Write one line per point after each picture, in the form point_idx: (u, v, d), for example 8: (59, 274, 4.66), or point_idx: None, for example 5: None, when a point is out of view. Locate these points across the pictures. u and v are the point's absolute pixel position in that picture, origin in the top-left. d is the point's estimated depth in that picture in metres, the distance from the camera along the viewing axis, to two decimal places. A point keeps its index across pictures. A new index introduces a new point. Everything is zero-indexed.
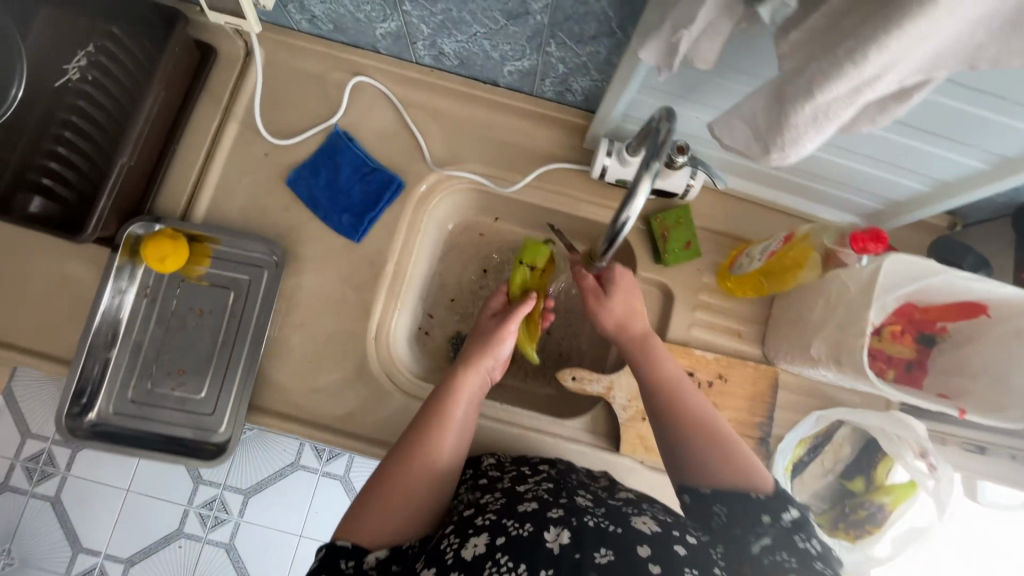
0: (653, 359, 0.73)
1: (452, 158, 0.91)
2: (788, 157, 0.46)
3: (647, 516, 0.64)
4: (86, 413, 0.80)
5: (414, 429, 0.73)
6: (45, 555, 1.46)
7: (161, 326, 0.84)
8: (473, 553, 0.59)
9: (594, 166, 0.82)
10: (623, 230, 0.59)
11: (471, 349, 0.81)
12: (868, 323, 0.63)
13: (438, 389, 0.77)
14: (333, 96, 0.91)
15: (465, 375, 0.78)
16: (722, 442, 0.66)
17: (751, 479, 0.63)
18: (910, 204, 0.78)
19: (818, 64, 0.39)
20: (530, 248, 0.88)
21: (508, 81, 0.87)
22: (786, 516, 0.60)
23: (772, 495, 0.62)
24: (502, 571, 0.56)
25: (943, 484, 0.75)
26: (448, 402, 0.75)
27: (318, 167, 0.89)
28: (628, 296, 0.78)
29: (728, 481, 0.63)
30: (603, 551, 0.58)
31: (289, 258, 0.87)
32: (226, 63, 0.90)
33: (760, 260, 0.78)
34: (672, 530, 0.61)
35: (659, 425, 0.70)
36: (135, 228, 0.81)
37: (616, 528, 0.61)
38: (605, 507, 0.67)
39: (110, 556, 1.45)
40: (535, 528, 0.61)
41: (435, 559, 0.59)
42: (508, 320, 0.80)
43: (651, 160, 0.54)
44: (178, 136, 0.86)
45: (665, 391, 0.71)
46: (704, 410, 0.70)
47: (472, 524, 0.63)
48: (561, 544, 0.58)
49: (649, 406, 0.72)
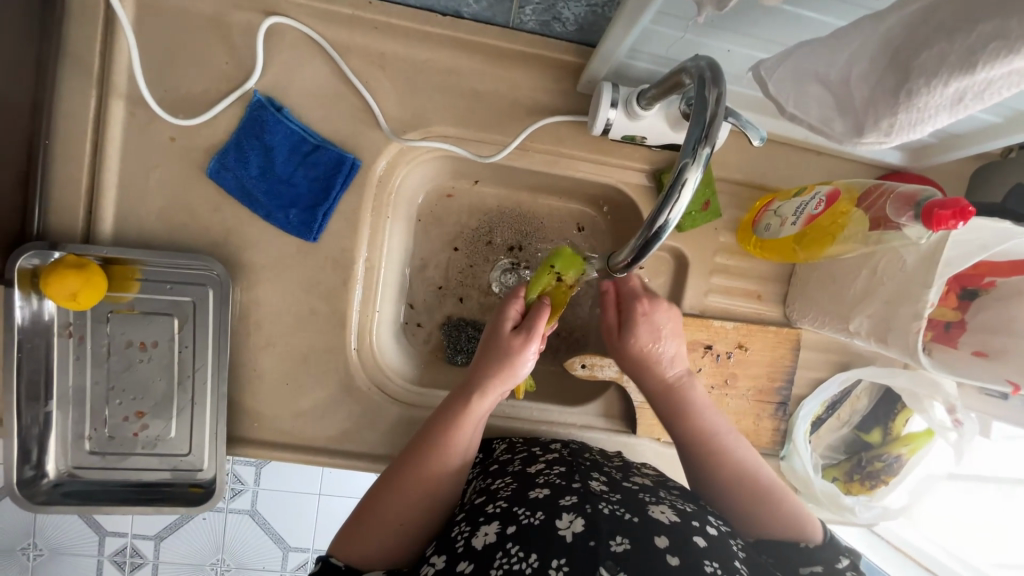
0: (690, 409, 0.68)
1: (414, 120, 0.72)
2: (889, 141, 0.37)
3: (666, 505, 0.57)
4: (42, 476, 0.72)
5: (416, 450, 0.61)
6: (66, 544, 1.16)
7: (98, 370, 0.71)
8: (484, 542, 0.53)
9: (595, 122, 0.65)
10: (660, 237, 0.46)
11: (488, 365, 0.65)
12: (925, 304, 0.58)
13: (445, 404, 0.64)
14: (243, 48, 0.69)
15: (480, 395, 0.64)
16: (764, 490, 0.63)
17: (797, 528, 0.61)
18: (967, 138, 0.65)
19: (997, 20, 0.28)
20: (565, 258, 0.69)
21: (474, 10, 0.67)
22: (840, 564, 0.58)
23: (823, 544, 0.60)
24: (512, 561, 0.49)
25: (967, 436, 0.72)
26: (455, 423, 0.62)
27: (243, 149, 0.69)
28: (660, 338, 0.70)
29: (770, 530, 0.61)
30: (618, 539, 0.51)
31: (235, 270, 0.72)
32: (82, 13, 0.65)
33: (795, 224, 0.66)
34: (692, 520, 0.56)
35: (694, 471, 0.67)
36: (27, 259, 0.65)
37: (633, 517, 0.54)
38: (620, 491, 0.60)
39: (137, 535, 1.17)
40: (546, 516, 0.53)
41: (446, 548, 0.55)
42: (533, 336, 0.65)
43: (698, 144, 0.43)
44: (47, 128, 0.65)
45: (704, 437, 0.67)
46: (743, 458, 0.65)
47: (483, 512, 0.57)
48: (574, 531, 0.51)
49: (684, 452, 0.68)
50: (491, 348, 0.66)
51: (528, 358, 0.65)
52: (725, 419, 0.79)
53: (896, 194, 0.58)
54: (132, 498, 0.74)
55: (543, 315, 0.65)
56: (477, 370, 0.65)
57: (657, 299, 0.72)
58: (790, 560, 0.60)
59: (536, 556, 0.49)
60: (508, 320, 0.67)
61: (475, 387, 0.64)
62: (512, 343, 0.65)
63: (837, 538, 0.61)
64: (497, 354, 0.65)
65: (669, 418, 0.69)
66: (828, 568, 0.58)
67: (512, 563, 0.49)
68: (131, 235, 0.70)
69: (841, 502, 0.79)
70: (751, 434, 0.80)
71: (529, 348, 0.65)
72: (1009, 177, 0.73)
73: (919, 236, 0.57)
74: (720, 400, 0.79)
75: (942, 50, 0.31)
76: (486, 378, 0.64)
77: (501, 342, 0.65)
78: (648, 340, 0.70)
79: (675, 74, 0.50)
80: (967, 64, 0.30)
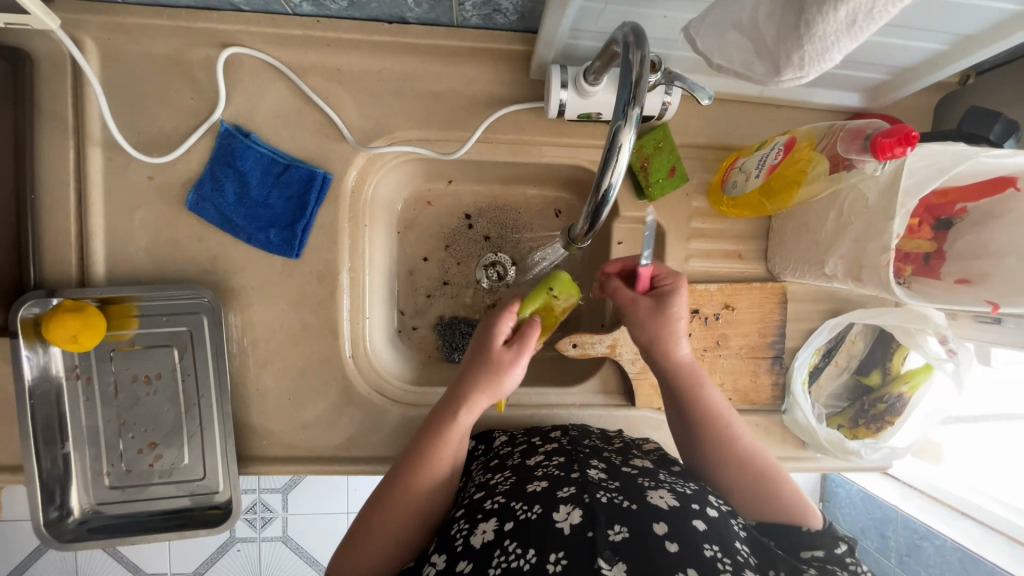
0: (700, 387, 0.68)
1: (377, 129, 0.74)
2: (805, 76, 0.38)
3: (665, 490, 0.58)
4: (67, 515, 0.74)
5: (406, 467, 0.61)
6: None
7: (109, 407, 0.74)
8: (482, 540, 0.53)
9: (549, 105, 0.67)
10: (608, 199, 0.49)
11: (473, 379, 0.62)
12: (891, 235, 0.57)
13: (431, 420, 0.63)
14: (205, 82, 0.71)
15: (466, 409, 0.62)
16: (775, 475, 0.64)
17: (798, 514, 0.62)
18: (920, 68, 0.66)
19: None
20: (562, 281, 0.71)
21: (417, 14, 0.69)
22: (839, 550, 0.58)
23: (824, 530, 0.60)
24: (510, 557, 0.50)
25: (964, 364, 0.72)
26: (443, 439, 0.61)
27: (218, 178, 0.72)
28: (676, 327, 0.67)
29: (778, 512, 0.63)
30: (616, 528, 0.52)
31: (226, 294, 0.74)
32: (49, 70, 0.68)
33: (758, 177, 0.68)
34: (692, 503, 0.56)
35: (700, 445, 0.67)
36: (28, 309, 0.68)
37: (632, 504, 0.54)
38: (620, 479, 0.60)
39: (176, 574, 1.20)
40: (544, 510, 0.54)
41: (445, 546, 0.55)
42: (518, 352, 0.62)
43: (627, 106, 0.44)
44: (31, 185, 0.68)
45: (713, 423, 0.66)
46: (749, 442, 0.66)
47: (482, 508, 0.57)
48: (571, 523, 0.52)
49: (691, 426, 0.68)
50: (478, 362, 0.63)
51: (516, 375, 0.62)
52: (721, 380, 0.80)
53: (841, 130, 0.59)
54: (155, 527, 0.76)
55: (534, 331, 0.62)
56: (465, 382, 0.62)
57: (679, 280, 0.68)
58: (790, 541, 0.60)
59: (534, 552, 0.50)
60: (497, 336, 0.63)
61: (462, 399, 0.62)
62: (503, 358, 0.62)
63: (835, 526, 0.62)
64: (485, 367, 0.62)
65: (678, 395, 0.68)
66: (829, 553, 0.58)
67: (510, 560, 0.50)
68: (124, 274, 0.73)
69: (848, 447, 0.78)
70: (750, 392, 0.81)
71: (519, 363, 0.62)
72: (968, 102, 0.73)
73: (874, 169, 0.57)
74: (715, 360, 0.80)
75: None
76: (473, 394, 0.61)
77: (488, 354, 0.62)
78: (672, 326, 0.67)
79: (608, 45, 0.51)
80: None
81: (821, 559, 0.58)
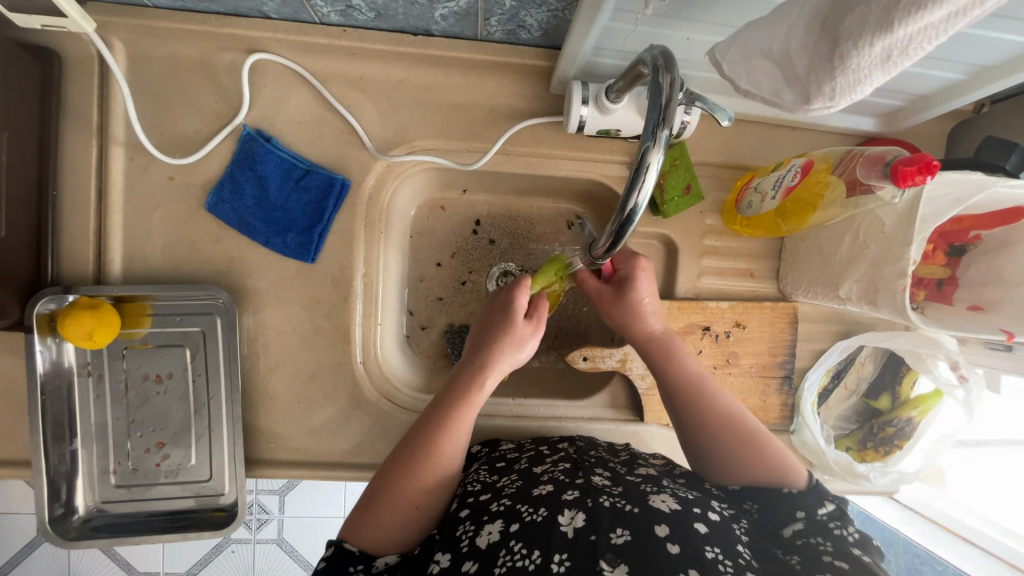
0: (672, 353, 0.70)
1: (397, 138, 0.75)
2: (834, 106, 0.39)
3: (668, 494, 0.57)
4: (72, 512, 0.74)
5: (429, 431, 0.60)
6: None
7: (118, 404, 0.74)
8: (488, 541, 0.52)
9: (570, 120, 0.68)
10: (632, 218, 0.49)
11: (492, 346, 0.65)
12: (908, 262, 0.58)
13: (450, 387, 0.64)
14: (230, 86, 0.72)
15: (490, 375, 0.64)
16: (753, 436, 0.64)
17: (783, 474, 0.61)
18: (936, 96, 0.67)
19: None
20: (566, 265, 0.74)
21: (443, 27, 0.70)
22: (822, 510, 0.58)
23: (806, 489, 0.60)
24: (515, 558, 0.49)
25: (974, 392, 0.73)
26: (467, 403, 0.62)
27: (238, 181, 0.72)
28: (640, 300, 0.71)
29: (761, 473, 0.62)
30: (618, 531, 0.51)
31: (240, 296, 0.75)
32: (77, 69, 0.69)
33: (774, 199, 0.68)
34: (694, 508, 0.55)
35: (679, 413, 0.68)
36: (44, 305, 0.68)
37: (633, 508, 0.54)
38: (622, 485, 0.60)
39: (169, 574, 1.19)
40: (549, 512, 0.53)
41: (450, 545, 0.54)
42: (534, 321, 0.67)
43: (656, 127, 0.45)
44: (53, 183, 0.69)
45: (679, 390, 0.68)
46: (729, 402, 0.67)
47: (488, 509, 0.56)
48: (575, 527, 0.52)
49: (669, 395, 0.69)
50: (499, 331, 0.66)
51: (530, 344, 0.67)
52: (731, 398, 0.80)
53: (857, 155, 0.60)
54: (158, 528, 0.76)
55: (542, 305, 0.69)
56: (487, 348, 0.65)
57: (639, 258, 0.71)
58: (772, 520, 0.59)
59: (539, 552, 0.49)
60: (520, 309, 0.67)
61: (487, 364, 0.64)
62: (522, 330, 0.66)
63: (821, 485, 0.61)
64: (506, 335, 0.66)
65: (655, 363, 0.70)
66: (809, 519, 0.57)
67: (516, 559, 0.49)
68: (140, 273, 0.73)
69: (856, 470, 0.78)
70: (759, 411, 0.81)
71: (535, 334, 0.67)
72: (982, 131, 0.74)
73: (893, 196, 0.58)
74: (724, 378, 0.80)
75: (863, 12, 0.33)
76: (497, 359, 0.64)
77: (509, 324, 0.66)
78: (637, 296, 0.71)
79: (635, 66, 0.52)
80: (884, 24, 0.31)
81: (803, 533, 0.57)
